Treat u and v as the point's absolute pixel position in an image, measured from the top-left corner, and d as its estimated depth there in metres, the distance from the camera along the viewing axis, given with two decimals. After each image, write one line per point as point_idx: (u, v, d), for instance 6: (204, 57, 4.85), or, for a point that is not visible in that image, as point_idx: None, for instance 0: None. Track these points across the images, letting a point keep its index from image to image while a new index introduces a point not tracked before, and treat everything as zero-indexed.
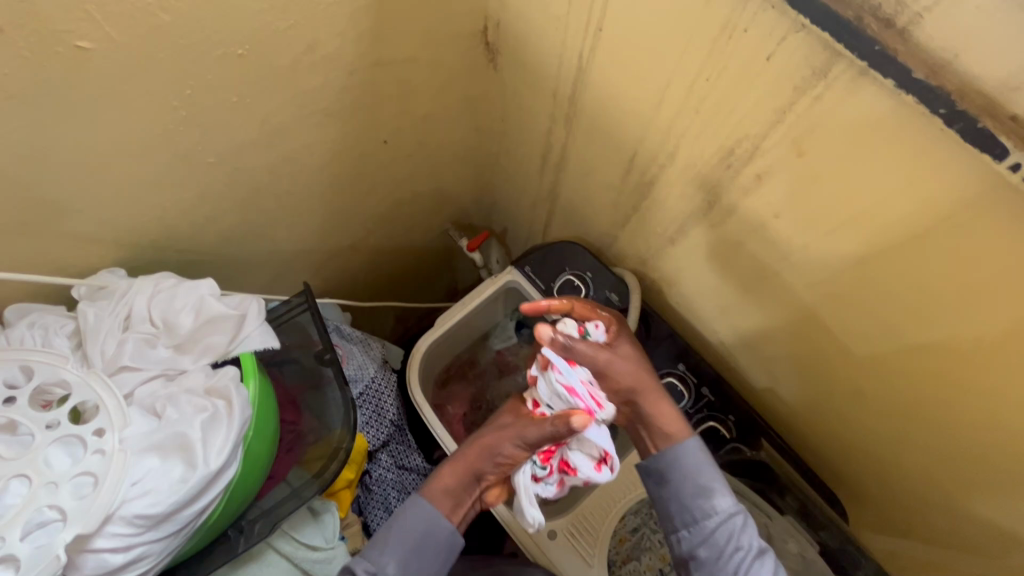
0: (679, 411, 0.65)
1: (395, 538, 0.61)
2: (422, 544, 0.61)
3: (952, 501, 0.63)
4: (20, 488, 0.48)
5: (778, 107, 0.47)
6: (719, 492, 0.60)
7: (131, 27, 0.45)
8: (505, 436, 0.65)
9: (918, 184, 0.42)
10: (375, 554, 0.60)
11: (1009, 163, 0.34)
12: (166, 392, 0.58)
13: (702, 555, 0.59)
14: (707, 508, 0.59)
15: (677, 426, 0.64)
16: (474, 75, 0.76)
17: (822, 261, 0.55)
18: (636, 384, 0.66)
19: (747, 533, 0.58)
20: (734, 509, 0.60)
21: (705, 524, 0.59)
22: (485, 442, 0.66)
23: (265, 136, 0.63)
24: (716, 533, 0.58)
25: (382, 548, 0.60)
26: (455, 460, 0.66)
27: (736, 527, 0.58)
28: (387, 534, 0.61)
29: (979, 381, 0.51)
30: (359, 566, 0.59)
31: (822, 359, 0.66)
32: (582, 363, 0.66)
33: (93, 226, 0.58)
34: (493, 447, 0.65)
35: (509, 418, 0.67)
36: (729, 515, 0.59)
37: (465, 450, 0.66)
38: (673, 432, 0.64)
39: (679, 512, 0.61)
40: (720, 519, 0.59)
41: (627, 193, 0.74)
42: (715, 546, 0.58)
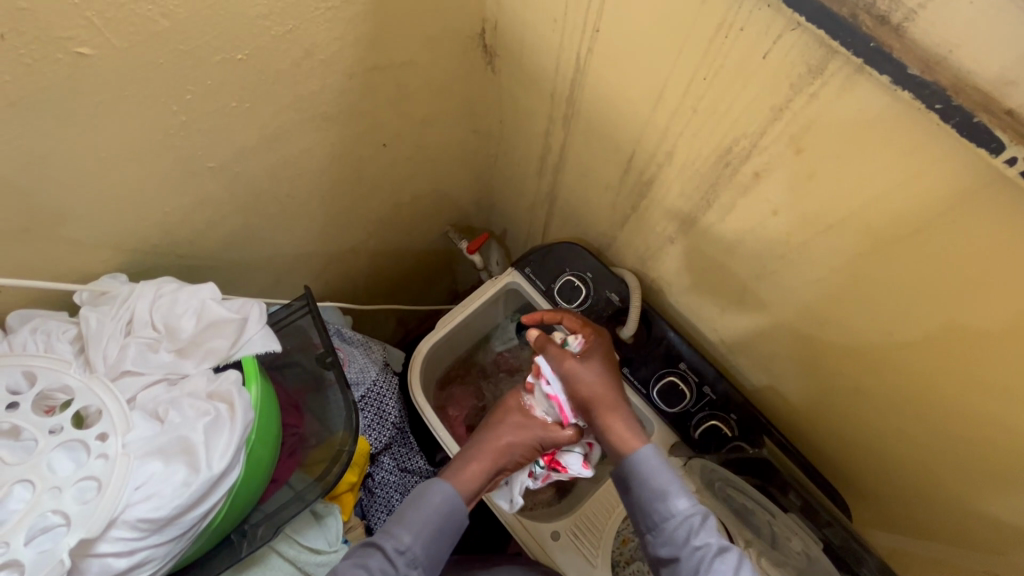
0: (635, 428, 0.65)
1: (424, 519, 0.60)
2: (446, 527, 0.61)
3: (954, 497, 0.63)
4: (23, 493, 0.48)
5: (775, 105, 0.47)
6: (676, 494, 0.60)
7: (131, 34, 0.45)
8: (522, 438, 0.66)
9: (916, 179, 0.42)
10: (404, 534, 0.60)
11: (1006, 156, 0.35)
12: (168, 396, 0.58)
13: (665, 557, 0.59)
14: (664, 511, 0.60)
15: (630, 441, 0.64)
16: (472, 78, 0.76)
17: (822, 259, 0.56)
18: (591, 396, 0.66)
19: (705, 532, 0.58)
20: (692, 509, 0.59)
21: (665, 527, 0.59)
22: (505, 442, 0.66)
23: (264, 140, 0.63)
24: (675, 534, 0.59)
25: (411, 528, 0.60)
26: (480, 458, 0.65)
27: (693, 526, 0.58)
28: (416, 515, 0.61)
29: (979, 377, 0.51)
30: (388, 544, 0.59)
31: (822, 356, 0.66)
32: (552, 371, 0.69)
33: (94, 232, 0.59)
34: (511, 447, 0.66)
35: (519, 417, 0.68)
36: (685, 516, 0.59)
37: (484, 449, 0.66)
38: (625, 446, 0.63)
39: (642, 518, 0.61)
40: (678, 520, 0.59)
41: (625, 193, 0.74)
42: (676, 548, 0.58)
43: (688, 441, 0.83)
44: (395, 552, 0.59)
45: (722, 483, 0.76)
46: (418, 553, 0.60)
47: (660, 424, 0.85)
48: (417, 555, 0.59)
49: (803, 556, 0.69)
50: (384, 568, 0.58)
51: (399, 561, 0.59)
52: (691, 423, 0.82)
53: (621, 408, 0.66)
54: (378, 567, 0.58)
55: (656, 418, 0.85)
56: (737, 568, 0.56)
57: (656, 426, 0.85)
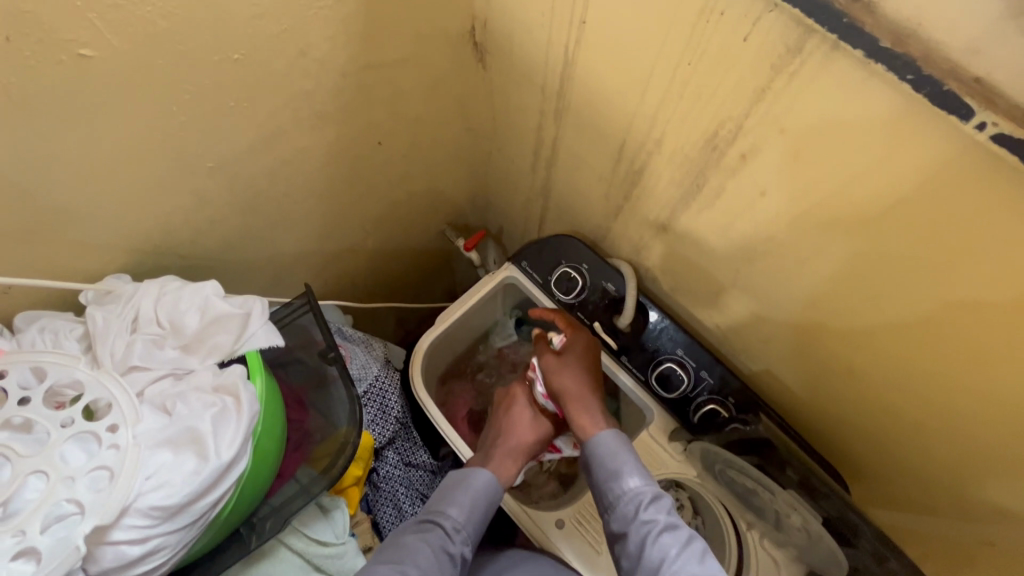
0: (600, 415, 0.75)
1: (472, 501, 0.70)
2: (489, 509, 0.71)
3: (951, 469, 0.64)
4: (37, 484, 0.49)
5: (757, 86, 0.49)
6: (628, 474, 0.69)
7: (131, 35, 0.46)
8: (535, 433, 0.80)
9: (896, 151, 0.44)
10: (459, 513, 0.69)
11: (976, 122, 0.36)
12: (175, 390, 0.59)
13: (617, 532, 0.67)
14: (617, 488, 0.68)
15: (595, 427, 0.74)
16: (463, 75, 0.78)
17: (810, 237, 0.57)
18: (563, 389, 0.78)
19: (653, 508, 0.66)
20: (642, 487, 0.68)
21: (618, 504, 0.68)
22: (526, 439, 0.79)
23: (261, 140, 0.64)
24: (626, 509, 0.67)
25: (463, 507, 0.70)
26: (509, 455, 0.76)
27: (643, 502, 0.66)
28: (466, 497, 0.70)
29: (965, 347, 0.52)
30: (447, 522, 0.68)
31: (815, 335, 0.67)
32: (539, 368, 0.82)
33: (98, 232, 0.60)
34: (531, 443, 0.79)
35: (530, 415, 0.81)
36: (636, 493, 0.67)
37: (509, 448, 0.77)
38: (589, 431, 0.74)
39: (601, 498, 0.70)
40: (629, 497, 0.67)
41: (618, 182, 0.76)
42: (626, 522, 0.66)
43: (687, 425, 0.84)
44: (453, 529, 0.68)
45: (722, 466, 0.79)
46: (470, 530, 0.69)
47: (660, 410, 0.86)
48: (470, 532, 0.69)
49: (803, 533, 0.72)
50: (443, 542, 0.67)
51: (455, 536, 0.68)
52: (691, 408, 0.84)
53: (587, 399, 0.77)
54: (439, 541, 0.67)
55: (655, 404, 0.87)
56: (682, 540, 0.63)
57: (656, 413, 0.86)
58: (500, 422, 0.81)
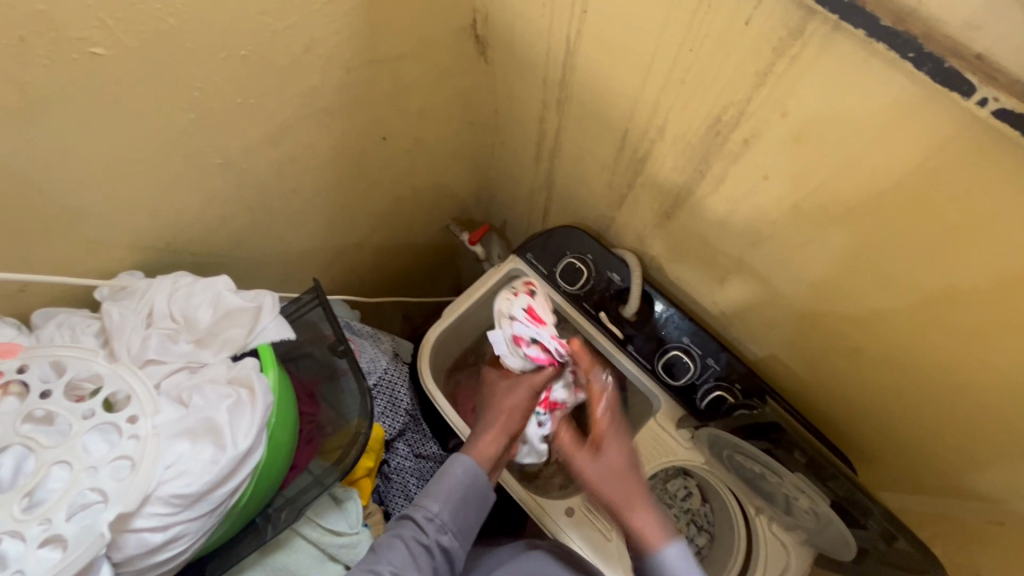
0: (663, 522, 0.67)
1: (448, 489, 0.69)
2: (469, 494, 0.70)
3: (959, 447, 0.64)
4: (61, 474, 0.50)
5: (759, 70, 0.49)
6: None
7: (141, 32, 0.47)
8: (517, 397, 0.78)
9: (897, 132, 0.44)
10: (432, 503, 0.69)
11: (977, 99, 0.37)
12: (190, 382, 0.60)
13: None
14: None
15: (657, 535, 0.65)
16: (466, 70, 0.78)
17: (813, 220, 0.57)
18: (613, 493, 0.69)
19: None
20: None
21: None
22: (511, 404, 0.78)
23: (269, 136, 0.65)
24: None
25: (437, 497, 0.69)
26: (491, 429, 0.76)
27: None
28: (440, 486, 0.69)
29: (970, 325, 0.53)
30: (419, 514, 0.68)
31: (819, 318, 0.68)
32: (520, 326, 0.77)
33: (111, 229, 0.61)
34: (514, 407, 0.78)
35: (507, 381, 0.80)
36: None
37: (493, 419, 0.77)
38: (652, 541, 0.65)
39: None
40: None
41: (621, 171, 0.76)
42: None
43: (694, 412, 0.84)
44: (424, 520, 0.68)
45: (730, 451, 0.79)
46: (445, 520, 0.68)
47: (667, 398, 0.87)
48: (445, 521, 0.68)
49: (813, 515, 0.73)
50: (416, 534, 0.67)
51: (428, 526, 0.68)
52: (697, 395, 0.84)
53: (642, 498, 0.69)
54: (412, 533, 0.67)
55: (662, 392, 0.87)
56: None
57: (662, 401, 0.87)
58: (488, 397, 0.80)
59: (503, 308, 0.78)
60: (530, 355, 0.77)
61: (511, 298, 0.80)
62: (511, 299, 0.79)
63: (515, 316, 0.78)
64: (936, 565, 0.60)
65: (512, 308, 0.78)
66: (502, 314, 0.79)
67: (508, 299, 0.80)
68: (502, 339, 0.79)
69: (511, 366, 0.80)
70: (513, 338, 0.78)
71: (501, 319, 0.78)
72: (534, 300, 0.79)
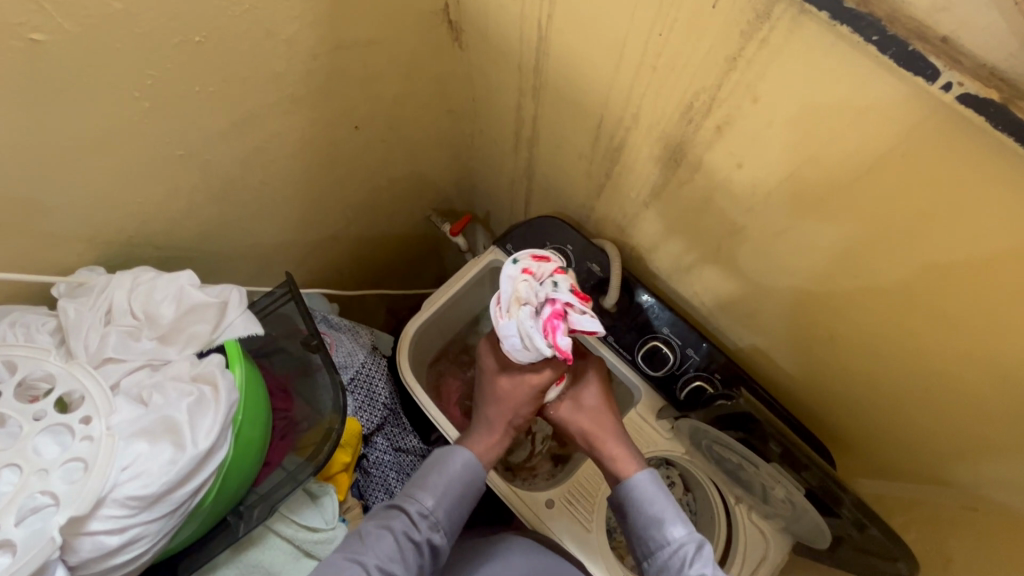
0: (633, 451, 0.71)
1: (445, 484, 0.68)
2: (467, 491, 0.69)
3: (934, 436, 0.64)
4: (11, 476, 0.49)
5: (729, 54, 0.48)
6: (671, 522, 0.65)
7: (85, 18, 0.45)
8: (522, 404, 0.72)
9: (867, 118, 0.43)
10: (427, 498, 0.67)
11: (941, 83, 0.36)
12: (151, 380, 0.59)
13: None
14: (660, 538, 0.65)
15: (628, 464, 0.70)
16: (439, 56, 0.76)
17: (787, 209, 0.56)
18: (590, 431, 0.73)
19: (699, 562, 0.63)
20: (686, 538, 0.65)
21: (661, 555, 0.65)
22: (513, 409, 0.72)
23: (234, 127, 0.63)
24: (669, 562, 0.64)
25: (434, 493, 0.67)
26: (494, 432, 0.72)
27: (688, 557, 0.63)
28: (438, 481, 0.68)
29: (942, 314, 0.52)
30: (413, 507, 0.67)
31: (796, 307, 0.67)
32: (569, 316, 0.63)
33: (69, 224, 0.59)
34: (519, 408, 0.72)
35: (507, 379, 0.72)
36: (680, 546, 0.64)
37: (496, 422, 0.72)
38: (625, 470, 0.69)
39: (639, 545, 0.67)
40: (674, 548, 0.64)
41: (599, 159, 0.75)
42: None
43: (674, 403, 0.84)
44: (418, 514, 0.66)
45: (708, 442, 0.79)
46: (439, 517, 0.67)
47: (647, 388, 0.86)
48: (440, 519, 0.67)
49: (789, 505, 0.73)
50: (408, 528, 0.66)
51: (421, 523, 0.66)
52: (678, 385, 0.84)
53: (618, 434, 0.73)
54: (403, 527, 0.66)
55: (642, 382, 0.86)
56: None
57: (643, 392, 0.86)
58: (485, 395, 0.74)
59: (520, 291, 0.63)
60: (555, 349, 0.63)
61: (530, 279, 0.64)
62: (532, 280, 0.64)
63: (539, 299, 0.63)
64: (905, 552, 0.61)
65: (534, 291, 0.63)
66: (523, 298, 0.63)
67: (527, 282, 0.64)
68: (521, 329, 0.63)
69: (519, 359, 0.66)
70: (544, 326, 0.63)
71: (518, 303, 0.63)
72: (572, 280, 0.65)
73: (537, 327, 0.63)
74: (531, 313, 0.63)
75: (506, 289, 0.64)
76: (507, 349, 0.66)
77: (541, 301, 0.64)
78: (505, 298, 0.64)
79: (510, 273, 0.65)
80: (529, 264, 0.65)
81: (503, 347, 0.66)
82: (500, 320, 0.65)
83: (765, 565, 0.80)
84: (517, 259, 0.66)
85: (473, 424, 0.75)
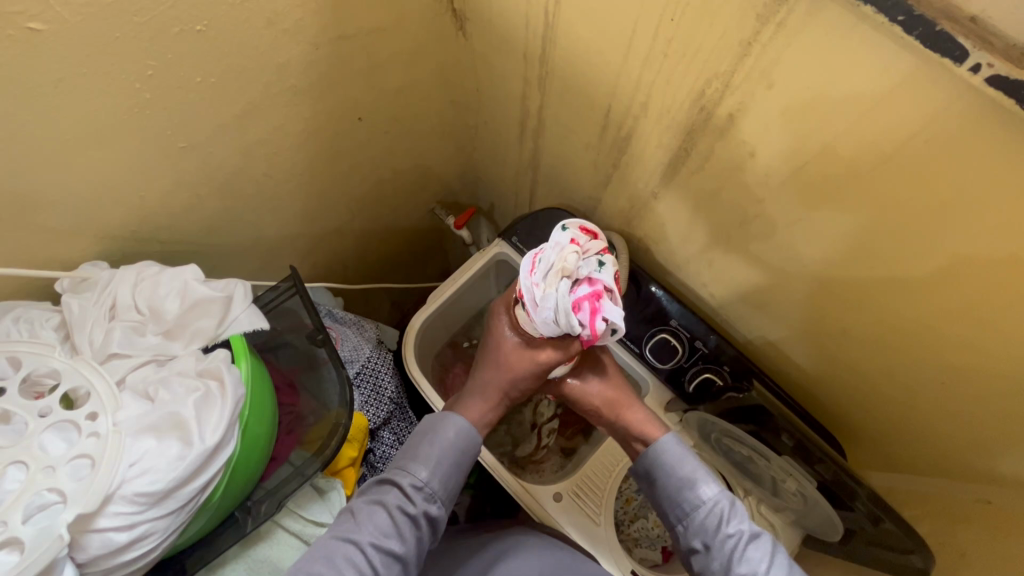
0: (652, 415, 0.71)
1: (438, 455, 0.66)
2: (462, 459, 0.67)
3: (949, 428, 0.63)
4: (18, 474, 0.49)
5: (744, 39, 0.47)
6: (702, 481, 0.64)
7: (84, 6, 0.44)
8: (522, 377, 0.71)
9: (888, 104, 0.42)
10: (421, 471, 0.65)
11: (969, 65, 0.34)
12: (157, 376, 0.58)
13: (697, 547, 0.63)
14: (694, 500, 0.63)
15: (653, 426, 0.70)
16: (443, 45, 0.75)
17: (800, 198, 0.55)
18: (605, 401, 0.73)
19: (736, 518, 0.62)
20: (719, 495, 0.63)
21: (696, 516, 0.63)
22: (515, 376, 0.71)
23: (235, 119, 0.62)
24: (705, 522, 0.62)
25: (427, 465, 0.65)
26: (487, 398, 0.72)
27: (724, 513, 0.62)
28: (431, 452, 0.66)
29: (959, 305, 0.51)
30: (406, 481, 0.64)
31: (810, 299, 0.66)
32: (607, 301, 0.60)
33: (71, 218, 0.58)
34: (521, 376, 0.71)
35: (516, 345, 0.70)
36: (714, 504, 0.63)
37: (490, 387, 0.72)
38: (650, 432, 0.69)
39: (672, 509, 0.65)
40: (709, 508, 0.63)
41: (606, 149, 0.73)
42: (707, 535, 0.62)
43: (682, 395, 0.83)
44: (412, 487, 0.64)
45: (718, 434, 0.78)
46: (434, 488, 0.65)
47: (655, 381, 0.85)
48: (435, 490, 0.65)
49: (799, 498, 0.73)
50: (401, 502, 0.63)
51: (415, 496, 0.64)
52: (686, 378, 0.82)
53: (637, 403, 0.73)
54: (396, 501, 0.63)
55: (650, 374, 0.85)
56: (768, 554, 0.60)
57: (651, 383, 0.85)
58: (488, 356, 0.73)
59: (565, 261, 0.59)
60: (586, 330, 0.61)
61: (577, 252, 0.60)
62: (579, 252, 0.60)
63: (582, 274, 0.60)
64: (920, 545, 0.60)
65: (579, 264, 0.60)
66: (568, 270, 0.59)
67: (574, 254, 0.59)
68: (558, 302, 0.60)
69: (544, 328, 0.64)
70: (581, 304, 0.60)
71: (560, 274, 0.59)
72: (614, 265, 0.62)
73: (574, 305, 0.60)
74: (572, 287, 0.60)
75: (552, 256, 0.60)
76: (535, 317, 0.63)
77: (582, 278, 0.60)
78: (548, 265, 0.60)
79: (556, 239, 0.61)
80: (578, 236, 0.61)
81: (532, 313, 0.63)
82: (536, 287, 0.61)
83: None
84: (567, 226, 0.62)
85: (466, 388, 0.74)
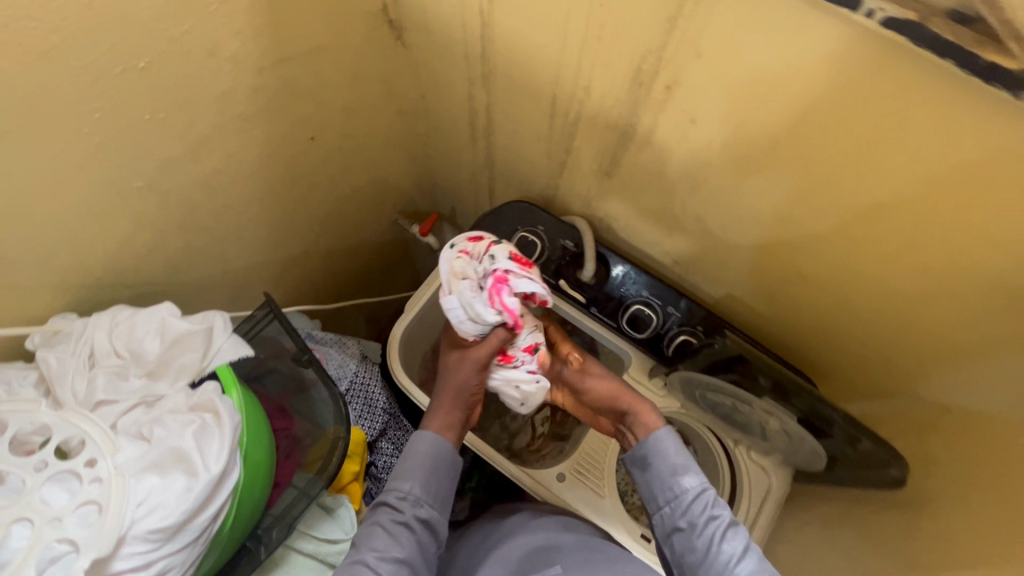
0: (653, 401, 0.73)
1: (413, 465, 0.68)
2: (439, 464, 0.68)
3: (902, 348, 0.69)
4: (23, 531, 0.48)
5: (668, 15, 0.51)
6: (692, 471, 0.67)
7: (20, 55, 0.44)
8: (467, 380, 0.69)
9: (803, 55, 0.46)
10: (402, 482, 0.67)
11: (865, 11, 0.39)
12: (149, 417, 0.58)
13: (681, 527, 0.65)
14: (683, 484, 0.67)
15: (650, 415, 0.72)
16: (385, 56, 0.76)
17: (740, 155, 0.60)
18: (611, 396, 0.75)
19: (719, 505, 0.65)
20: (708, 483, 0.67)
21: (683, 500, 0.66)
22: (460, 385, 0.69)
23: (189, 152, 0.62)
24: (691, 505, 0.65)
25: (407, 475, 0.67)
26: (449, 407, 0.70)
27: (710, 500, 0.65)
28: (405, 465, 0.68)
29: (893, 232, 0.56)
30: (391, 495, 0.66)
31: (764, 249, 0.70)
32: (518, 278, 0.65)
33: (32, 273, 0.57)
34: (467, 381, 0.69)
35: (455, 355, 0.70)
36: (703, 489, 0.66)
37: (443, 397, 0.70)
38: (645, 419, 0.71)
39: (661, 491, 0.67)
40: (695, 494, 0.66)
41: (556, 137, 0.76)
42: (693, 515, 0.65)
43: (663, 359, 0.86)
44: (398, 499, 0.66)
45: (702, 391, 0.84)
46: (419, 494, 0.66)
47: (636, 351, 0.88)
48: (419, 495, 0.66)
49: (783, 435, 0.80)
50: (393, 514, 0.65)
51: (402, 504, 0.66)
52: (664, 343, 0.85)
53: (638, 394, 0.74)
54: (388, 515, 0.65)
55: (630, 346, 0.88)
56: (746, 538, 0.63)
57: (633, 354, 0.88)
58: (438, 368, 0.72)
59: (456, 269, 0.66)
60: (505, 313, 0.65)
61: (467, 259, 0.66)
62: (467, 259, 0.66)
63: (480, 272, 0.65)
64: (895, 457, 0.69)
65: (473, 266, 0.66)
66: (460, 274, 0.65)
67: (463, 261, 0.66)
68: (465, 302, 0.65)
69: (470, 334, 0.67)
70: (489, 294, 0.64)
71: (457, 279, 0.65)
72: (510, 249, 0.67)
73: (484, 296, 0.64)
74: (471, 285, 0.65)
75: (442, 271, 0.66)
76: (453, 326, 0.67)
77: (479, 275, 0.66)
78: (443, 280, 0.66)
79: (444, 257, 0.67)
80: (464, 246, 0.67)
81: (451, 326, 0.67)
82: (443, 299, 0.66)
83: (771, 496, 0.83)
84: (452, 244, 0.68)
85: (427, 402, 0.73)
